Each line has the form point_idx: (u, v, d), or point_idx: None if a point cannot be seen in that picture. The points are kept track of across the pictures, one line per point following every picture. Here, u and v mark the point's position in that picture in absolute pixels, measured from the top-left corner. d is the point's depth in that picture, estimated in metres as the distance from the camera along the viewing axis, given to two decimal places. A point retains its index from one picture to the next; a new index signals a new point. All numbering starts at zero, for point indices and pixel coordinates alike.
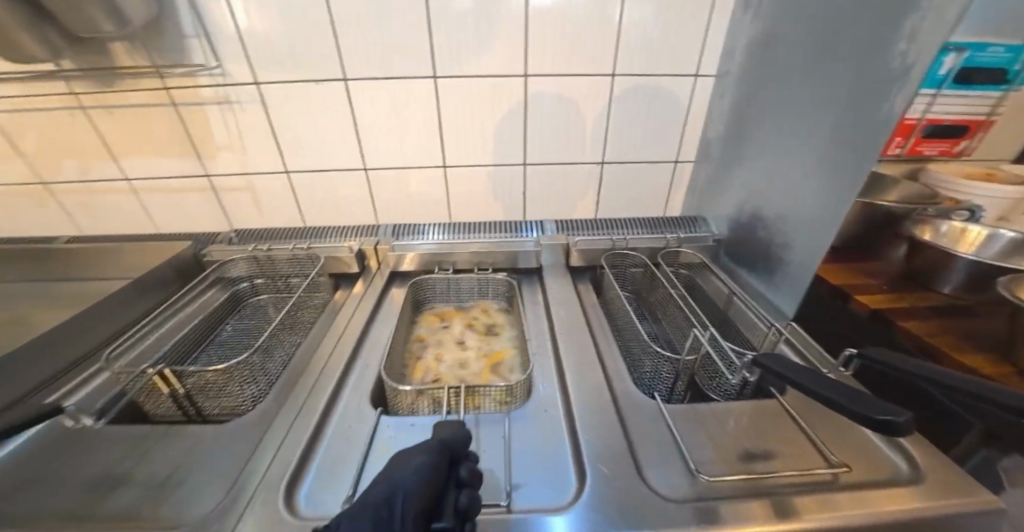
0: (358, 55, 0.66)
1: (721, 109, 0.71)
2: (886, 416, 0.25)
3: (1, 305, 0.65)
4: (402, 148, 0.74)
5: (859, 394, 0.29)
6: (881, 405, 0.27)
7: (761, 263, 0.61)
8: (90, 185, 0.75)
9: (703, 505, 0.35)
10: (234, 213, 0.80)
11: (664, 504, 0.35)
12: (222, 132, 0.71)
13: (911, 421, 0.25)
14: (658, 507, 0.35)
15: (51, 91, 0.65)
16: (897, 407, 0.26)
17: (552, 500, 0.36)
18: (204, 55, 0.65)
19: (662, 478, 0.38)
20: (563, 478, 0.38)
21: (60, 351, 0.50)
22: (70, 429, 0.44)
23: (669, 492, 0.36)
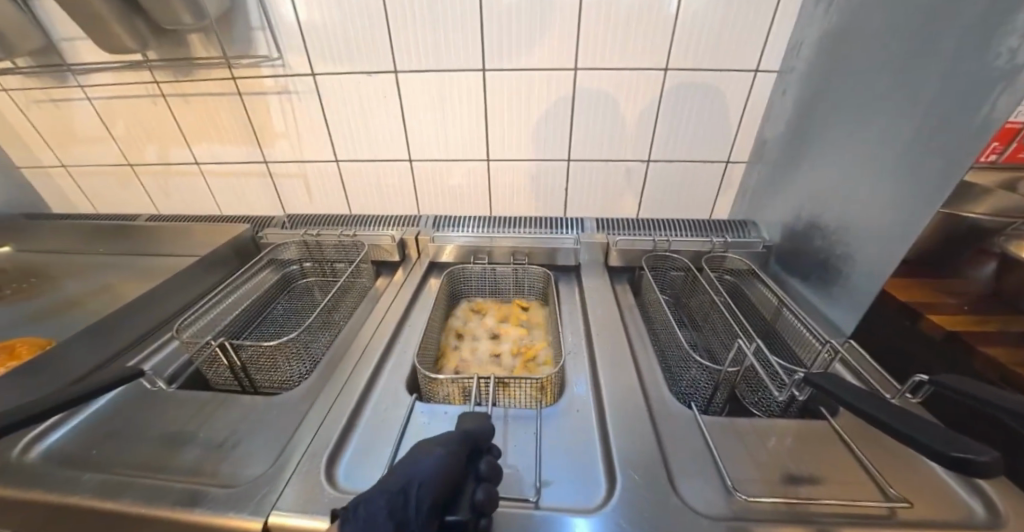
0: (409, 47, 0.67)
1: (783, 107, 0.66)
2: (962, 453, 0.22)
3: (88, 275, 0.72)
4: (447, 141, 0.75)
5: (929, 424, 0.26)
6: (957, 440, 0.24)
7: (818, 274, 0.57)
8: (165, 168, 0.81)
9: (741, 525, 0.33)
10: (288, 199, 0.85)
11: (698, 519, 0.34)
12: (281, 121, 0.76)
13: (997, 461, 0.22)
14: (692, 521, 0.34)
15: (136, 81, 0.71)
16: (979, 445, 0.23)
17: (580, 501, 0.36)
18: (268, 47, 0.68)
19: (697, 492, 0.36)
20: (592, 479, 0.37)
21: (137, 318, 0.55)
22: (143, 389, 0.48)
23: (704, 507, 0.35)
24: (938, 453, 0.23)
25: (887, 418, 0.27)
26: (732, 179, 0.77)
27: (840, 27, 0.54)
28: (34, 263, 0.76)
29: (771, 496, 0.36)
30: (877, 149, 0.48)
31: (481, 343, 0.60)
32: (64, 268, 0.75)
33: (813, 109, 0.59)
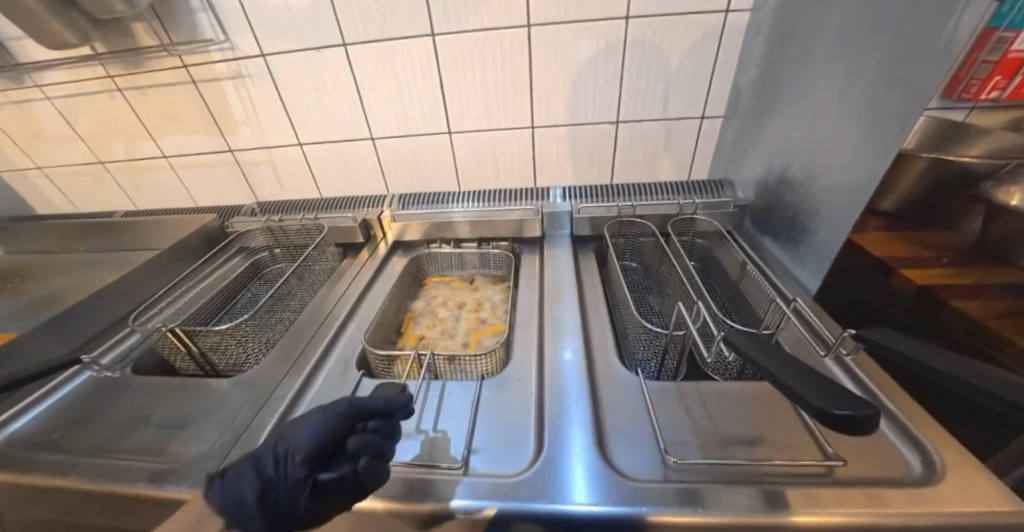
0: (353, 18, 0.64)
1: (755, 52, 0.61)
2: (844, 412, 0.22)
3: (71, 272, 0.75)
4: (406, 115, 0.73)
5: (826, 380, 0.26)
6: (843, 397, 0.23)
7: (786, 231, 0.53)
8: (136, 163, 0.82)
9: (667, 487, 0.32)
10: (258, 187, 0.85)
11: (624, 482, 0.33)
12: (239, 106, 0.74)
13: (873, 418, 0.22)
14: (617, 483, 0.33)
15: (91, 76, 0.71)
16: (862, 402, 0.23)
17: (510, 465, 0.35)
18: (213, 30, 0.66)
19: (629, 456, 0.35)
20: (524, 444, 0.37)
21: (104, 312, 0.56)
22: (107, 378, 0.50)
23: (634, 470, 0.34)
24: (823, 413, 0.23)
25: (783, 375, 0.26)
26: (708, 135, 0.72)
27: None
28: (23, 264, 0.79)
29: (705, 457, 0.35)
30: (843, 89, 0.44)
31: (437, 324, 0.60)
32: (50, 267, 0.77)
33: (783, 50, 0.54)
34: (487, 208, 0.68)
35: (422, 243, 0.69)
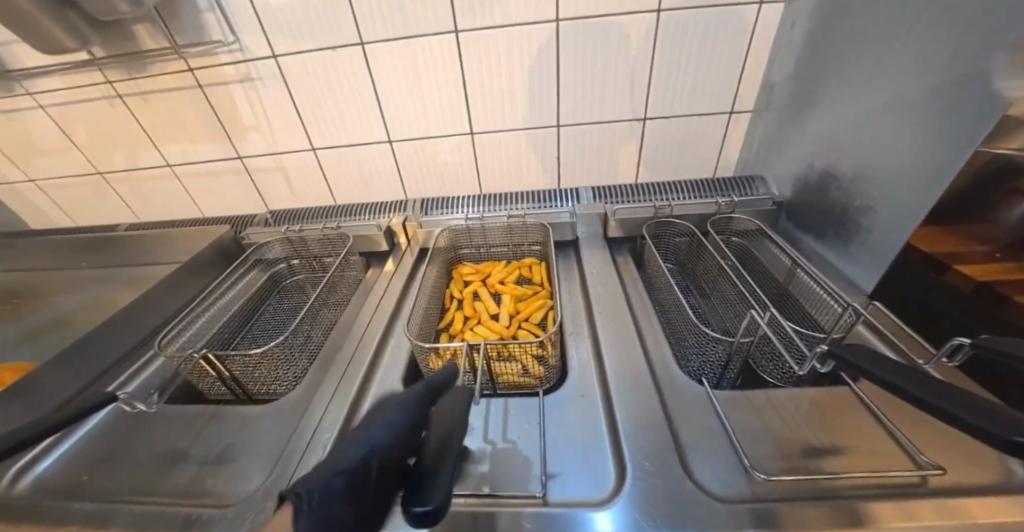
0: (372, 16, 0.61)
1: (791, 44, 0.59)
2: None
3: (78, 292, 0.71)
4: (427, 116, 0.70)
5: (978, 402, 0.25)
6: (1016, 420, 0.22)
7: (835, 229, 0.52)
8: (138, 173, 0.78)
9: (759, 507, 0.31)
10: (269, 195, 0.81)
11: (713, 504, 0.32)
12: (248, 111, 0.71)
13: None
14: (705, 506, 0.32)
15: (89, 82, 0.67)
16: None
17: (591, 491, 0.34)
18: (221, 31, 0.63)
19: (711, 474, 0.34)
20: (602, 466, 0.36)
21: (123, 335, 0.53)
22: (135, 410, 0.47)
23: (719, 490, 0.33)
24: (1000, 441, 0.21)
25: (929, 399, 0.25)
26: (736, 130, 0.71)
27: None
28: (20, 284, 0.75)
29: (790, 470, 0.33)
30: (904, 83, 0.42)
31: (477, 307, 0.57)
32: (50, 287, 0.73)
33: (826, 43, 0.53)
34: (515, 210, 0.67)
35: (449, 250, 0.65)
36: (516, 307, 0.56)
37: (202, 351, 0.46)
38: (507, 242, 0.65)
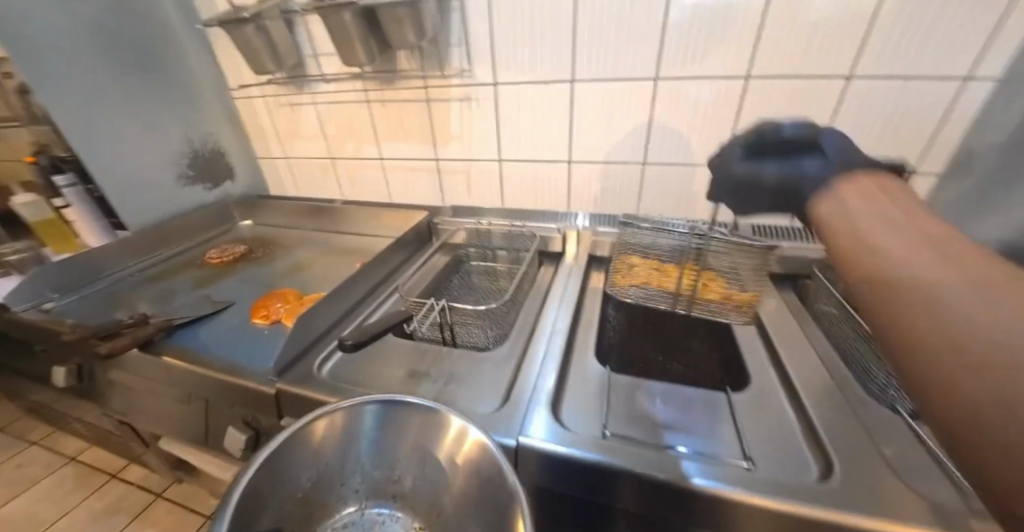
0: (588, 60, 0.73)
1: (1004, 115, 0.60)
2: None
3: (306, 248, 0.90)
4: (607, 145, 0.80)
5: None
6: None
7: None
8: (359, 162, 0.98)
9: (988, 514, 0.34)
10: (449, 194, 0.96)
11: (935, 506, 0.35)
12: (458, 124, 0.86)
13: None
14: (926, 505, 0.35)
15: (353, 89, 0.87)
16: None
17: (795, 475, 0.39)
18: (461, 61, 0.79)
19: (930, 487, 0.37)
20: (800, 461, 0.41)
21: (362, 281, 0.68)
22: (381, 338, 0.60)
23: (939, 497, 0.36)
24: None
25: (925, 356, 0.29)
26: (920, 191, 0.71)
27: None
28: (264, 235, 0.97)
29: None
30: None
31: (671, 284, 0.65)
32: (286, 240, 0.94)
33: None
34: None
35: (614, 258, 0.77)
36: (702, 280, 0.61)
37: (444, 303, 0.60)
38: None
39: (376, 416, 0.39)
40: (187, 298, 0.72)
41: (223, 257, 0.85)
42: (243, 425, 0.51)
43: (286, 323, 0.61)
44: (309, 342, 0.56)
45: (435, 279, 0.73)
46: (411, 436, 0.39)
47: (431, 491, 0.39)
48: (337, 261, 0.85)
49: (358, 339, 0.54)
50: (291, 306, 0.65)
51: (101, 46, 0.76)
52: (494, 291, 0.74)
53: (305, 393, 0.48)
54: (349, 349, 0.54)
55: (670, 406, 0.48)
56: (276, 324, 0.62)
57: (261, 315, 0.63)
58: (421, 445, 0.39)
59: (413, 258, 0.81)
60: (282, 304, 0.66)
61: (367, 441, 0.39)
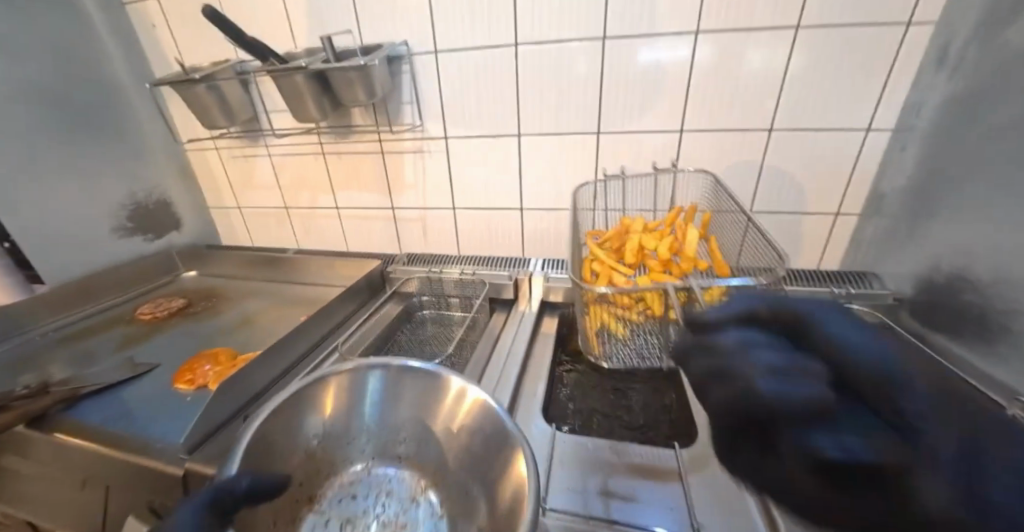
0: (532, 116, 0.78)
1: (901, 164, 0.67)
2: None
3: (253, 299, 0.87)
4: (556, 193, 0.84)
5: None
6: None
7: (973, 328, 0.53)
8: (315, 211, 0.97)
9: None
10: (406, 241, 0.96)
11: None
12: (412, 174, 0.88)
13: None
14: None
15: (308, 142, 0.89)
16: None
17: None
18: (413, 117, 0.82)
19: None
20: (748, 529, 0.40)
21: (303, 336, 0.65)
22: None
23: None
24: None
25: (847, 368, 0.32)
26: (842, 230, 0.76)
27: (973, 87, 0.56)
28: (211, 286, 0.93)
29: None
30: None
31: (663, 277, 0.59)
32: (234, 291, 0.91)
33: (947, 164, 0.59)
34: None
35: (566, 303, 0.78)
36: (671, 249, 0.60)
37: None
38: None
39: (381, 382, 0.49)
40: (109, 361, 0.67)
41: (156, 312, 0.81)
42: (148, 513, 0.47)
43: (213, 388, 0.58)
44: (231, 409, 0.53)
45: (382, 331, 0.71)
46: (406, 397, 0.49)
47: (422, 442, 0.48)
48: (284, 313, 0.81)
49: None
50: (219, 369, 0.61)
51: (42, 106, 0.75)
52: (443, 341, 0.72)
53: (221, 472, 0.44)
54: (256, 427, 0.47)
55: (621, 474, 0.47)
56: (201, 389, 0.58)
57: (184, 380, 0.59)
58: (419, 410, 0.48)
59: (362, 308, 0.79)
60: (210, 365, 0.62)
61: (372, 402, 0.49)
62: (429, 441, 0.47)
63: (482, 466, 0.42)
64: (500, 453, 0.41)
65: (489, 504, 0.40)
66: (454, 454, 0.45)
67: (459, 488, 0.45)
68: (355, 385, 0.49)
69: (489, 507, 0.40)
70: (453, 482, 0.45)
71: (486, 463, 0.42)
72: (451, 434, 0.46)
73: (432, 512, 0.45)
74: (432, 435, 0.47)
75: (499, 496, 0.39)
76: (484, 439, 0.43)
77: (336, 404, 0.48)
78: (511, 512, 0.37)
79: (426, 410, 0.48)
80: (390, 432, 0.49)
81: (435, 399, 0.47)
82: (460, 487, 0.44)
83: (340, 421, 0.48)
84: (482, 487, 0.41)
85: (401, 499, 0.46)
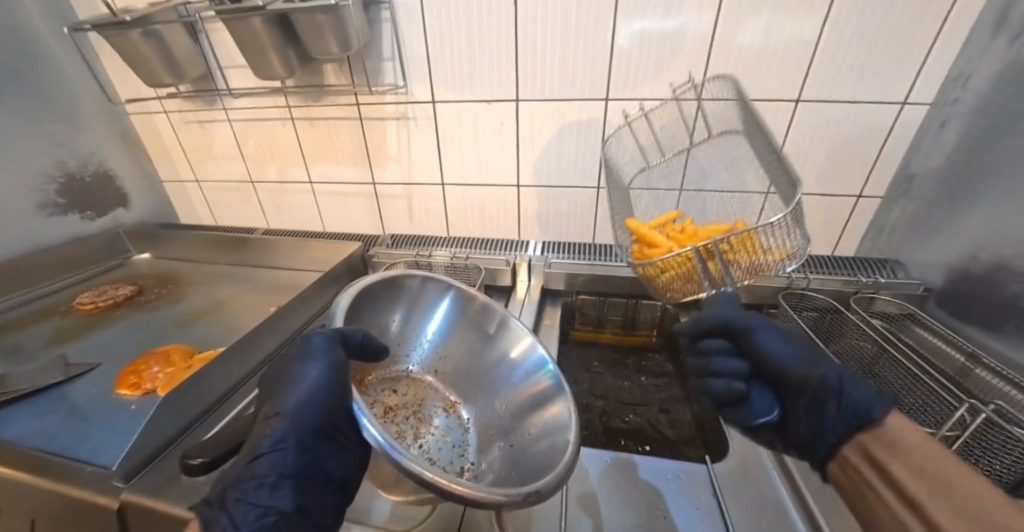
0: (533, 79, 0.68)
1: (939, 142, 0.61)
2: None
3: (215, 285, 0.77)
4: (558, 169, 0.75)
5: None
6: None
7: (1017, 324, 0.49)
8: (286, 186, 0.86)
9: None
10: (390, 220, 0.87)
11: None
12: (394, 144, 0.78)
13: None
14: None
15: (273, 105, 0.77)
16: None
17: None
18: (395, 76, 0.71)
19: None
20: None
21: (270, 333, 0.56)
22: None
23: None
24: None
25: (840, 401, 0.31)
26: (863, 214, 0.71)
27: None
28: (167, 270, 0.83)
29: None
30: None
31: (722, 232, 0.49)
32: (194, 276, 0.80)
33: (998, 142, 0.53)
34: None
35: (568, 292, 0.71)
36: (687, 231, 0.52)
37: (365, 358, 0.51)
38: (623, 317, 0.71)
39: (454, 300, 0.49)
40: (40, 360, 0.57)
41: (98, 301, 0.70)
42: None
43: (161, 393, 0.49)
44: (184, 422, 0.45)
45: None
46: (471, 320, 0.48)
47: (468, 365, 0.48)
48: (251, 300, 0.73)
49: (217, 454, 0.32)
50: (171, 372, 0.52)
51: None
52: None
53: (172, 506, 0.37)
54: (194, 474, 0.32)
55: (650, 495, 0.42)
56: (148, 395, 0.50)
57: (127, 384, 0.50)
58: (475, 330, 0.48)
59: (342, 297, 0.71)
60: (159, 367, 0.53)
61: (439, 317, 0.49)
62: (475, 369, 0.47)
63: (525, 400, 0.42)
64: (549, 388, 0.41)
65: (519, 438, 0.40)
66: (497, 384, 0.45)
67: (489, 418, 0.44)
68: (433, 293, 0.49)
69: (518, 441, 0.40)
70: (488, 411, 0.45)
71: (530, 397, 0.42)
72: (502, 366, 0.46)
73: (460, 429, 0.45)
74: (477, 369, 0.47)
75: (536, 430, 0.39)
76: (537, 374, 0.43)
77: (412, 304, 0.48)
78: (547, 444, 0.37)
79: (487, 338, 0.47)
80: (442, 348, 0.49)
81: (501, 331, 0.47)
82: (492, 418, 0.44)
83: (408, 322, 0.48)
84: (519, 420, 0.42)
85: (436, 410, 0.46)
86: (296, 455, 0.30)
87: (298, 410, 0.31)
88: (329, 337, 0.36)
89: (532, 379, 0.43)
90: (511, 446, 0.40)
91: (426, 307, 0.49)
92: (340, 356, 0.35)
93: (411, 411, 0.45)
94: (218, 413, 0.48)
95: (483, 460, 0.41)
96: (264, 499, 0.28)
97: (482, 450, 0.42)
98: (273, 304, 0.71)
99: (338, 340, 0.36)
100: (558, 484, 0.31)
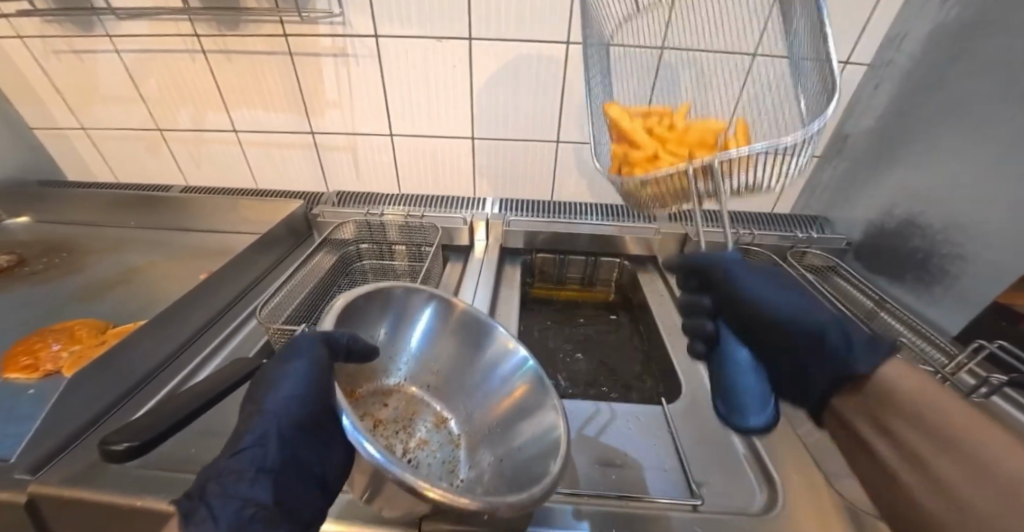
0: (488, 16, 0.61)
1: (871, 102, 0.65)
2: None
3: (124, 250, 0.67)
4: (516, 119, 0.71)
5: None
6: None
7: (914, 272, 0.56)
8: (203, 134, 0.74)
9: None
10: (334, 175, 0.79)
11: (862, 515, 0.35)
12: (334, 86, 0.68)
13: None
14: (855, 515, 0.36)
15: (176, 33, 0.64)
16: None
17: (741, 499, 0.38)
18: (328, 1, 0.61)
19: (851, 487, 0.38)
20: (741, 481, 0.40)
21: (204, 305, 0.50)
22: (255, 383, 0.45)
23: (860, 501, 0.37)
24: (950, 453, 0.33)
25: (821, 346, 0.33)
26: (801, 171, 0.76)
27: (963, 19, 0.52)
28: (58, 236, 0.70)
29: None
30: (1000, 144, 0.47)
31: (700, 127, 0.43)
32: (95, 242, 0.69)
33: (920, 106, 0.58)
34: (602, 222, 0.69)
35: (528, 251, 0.71)
36: (673, 125, 0.45)
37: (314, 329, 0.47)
38: (583, 274, 0.73)
39: (438, 310, 0.47)
40: None
41: None
42: None
43: (66, 374, 0.42)
44: (102, 404, 0.39)
45: (312, 292, 0.57)
46: (455, 330, 0.47)
47: (455, 375, 0.46)
48: (172, 265, 0.64)
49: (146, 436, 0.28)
50: (78, 349, 0.45)
51: None
52: None
53: (98, 495, 0.33)
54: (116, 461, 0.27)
55: (606, 437, 0.44)
56: (52, 377, 0.42)
57: (19, 367, 0.42)
58: (461, 339, 0.47)
59: (285, 261, 0.65)
60: (62, 345, 0.45)
61: (422, 326, 0.47)
62: (464, 378, 0.46)
63: (514, 409, 0.42)
64: (537, 395, 0.41)
65: (509, 447, 0.40)
66: (485, 393, 0.44)
67: (477, 429, 0.43)
68: (416, 303, 0.47)
69: (507, 453, 0.39)
70: (477, 420, 0.44)
71: (519, 404, 0.42)
72: (489, 373, 0.45)
73: (451, 445, 0.43)
74: (466, 378, 0.46)
75: (526, 438, 0.39)
76: (522, 380, 0.43)
77: (397, 316, 0.47)
78: (537, 451, 0.37)
79: (473, 345, 0.46)
80: (429, 358, 0.47)
81: (486, 337, 0.46)
82: (482, 428, 0.43)
83: (394, 335, 0.47)
84: (508, 430, 0.41)
85: (426, 425, 0.44)
86: (288, 455, 0.30)
87: (311, 410, 0.31)
88: (314, 338, 0.34)
89: (518, 386, 0.42)
90: (501, 458, 0.39)
91: (409, 320, 0.47)
92: (324, 356, 0.33)
93: (401, 425, 0.43)
94: (144, 393, 0.43)
95: (474, 469, 0.40)
96: (262, 472, 0.28)
97: (473, 464, 0.41)
98: (203, 271, 0.63)
99: (324, 341, 0.35)
100: (548, 489, 0.31)
